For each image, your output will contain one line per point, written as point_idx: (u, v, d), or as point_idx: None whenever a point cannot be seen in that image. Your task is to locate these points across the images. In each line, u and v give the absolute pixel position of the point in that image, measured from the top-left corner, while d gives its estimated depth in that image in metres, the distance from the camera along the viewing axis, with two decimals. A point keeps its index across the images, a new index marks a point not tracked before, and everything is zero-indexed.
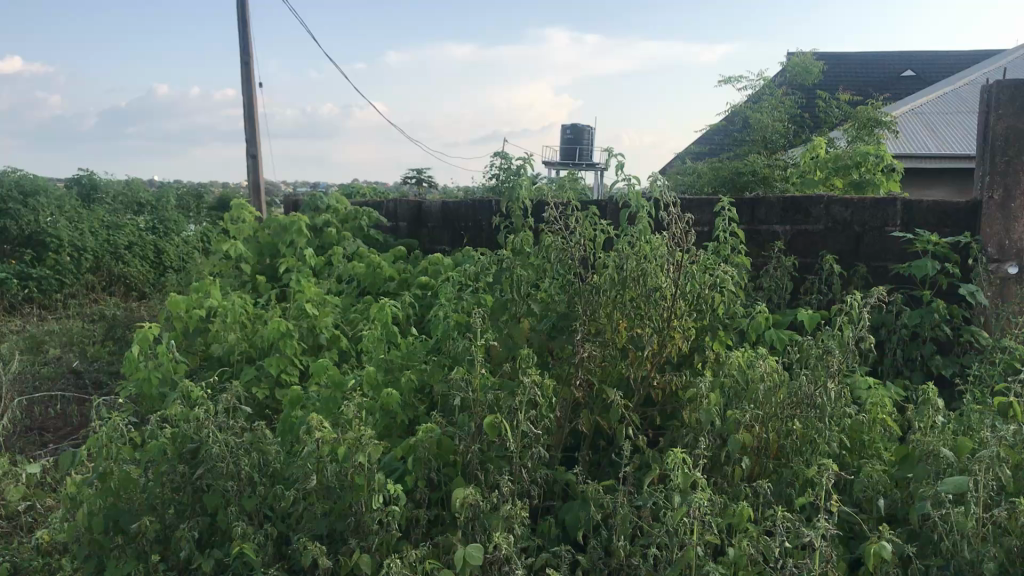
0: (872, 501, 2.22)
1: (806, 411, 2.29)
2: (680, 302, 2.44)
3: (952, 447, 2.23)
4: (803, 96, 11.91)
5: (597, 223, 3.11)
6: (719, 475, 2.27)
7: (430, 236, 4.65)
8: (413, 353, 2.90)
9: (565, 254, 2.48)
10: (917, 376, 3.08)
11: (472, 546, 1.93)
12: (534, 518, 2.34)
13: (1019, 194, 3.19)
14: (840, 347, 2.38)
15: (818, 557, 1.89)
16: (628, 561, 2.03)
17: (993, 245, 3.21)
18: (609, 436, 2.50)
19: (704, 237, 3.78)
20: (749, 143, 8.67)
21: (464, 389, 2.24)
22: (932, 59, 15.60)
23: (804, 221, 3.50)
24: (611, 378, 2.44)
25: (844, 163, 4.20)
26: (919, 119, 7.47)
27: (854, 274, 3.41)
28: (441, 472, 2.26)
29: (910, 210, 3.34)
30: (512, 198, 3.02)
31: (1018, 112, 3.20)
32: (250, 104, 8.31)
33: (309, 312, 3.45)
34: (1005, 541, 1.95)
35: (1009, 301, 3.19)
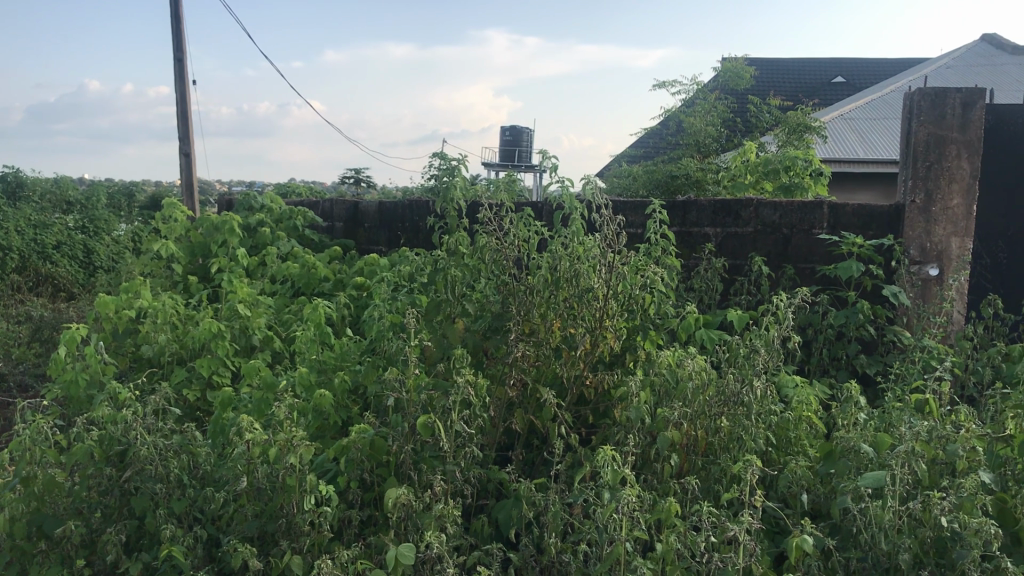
0: (796, 496, 2.28)
1: (733, 408, 2.35)
2: (612, 302, 2.48)
3: (872, 442, 2.30)
4: (736, 101, 12.14)
5: (532, 224, 3.14)
6: (649, 472, 2.31)
7: (366, 237, 4.62)
8: (347, 354, 2.89)
9: (500, 255, 2.51)
10: (841, 375, 3.17)
11: (405, 546, 1.94)
12: (468, 517, 2.35)
13: (939, 198, 3.31)
14: (766, 346, 2.44)
15: (741, 551, 1.94)
16: (559, 558, 2.05)
17: (914, 247, 3.32)
18: (542, 435, 2.53)
19: (637, 239, 3.84)
20: (684, 147, 8.81)
21: (397, 390, 2.23)
22: (860, 67, 16.02)
23: (734, 224, 3.57)
24: (544, 377, 2.47)
25: (773, 167, 4.30)
26: (847, 124, 7.67)
27: (782, 276, 3.49)
28: (374, 472, 2.26)
29: (835, 213, 3.44)
30: (448, 198, 3.03)
31: (938, 120, 3.32)
32: (184, 101, 8.16)
33: (241, 313, 3.41)
34: (920, 533, 2.01)
35: (929, 302, 3.31)
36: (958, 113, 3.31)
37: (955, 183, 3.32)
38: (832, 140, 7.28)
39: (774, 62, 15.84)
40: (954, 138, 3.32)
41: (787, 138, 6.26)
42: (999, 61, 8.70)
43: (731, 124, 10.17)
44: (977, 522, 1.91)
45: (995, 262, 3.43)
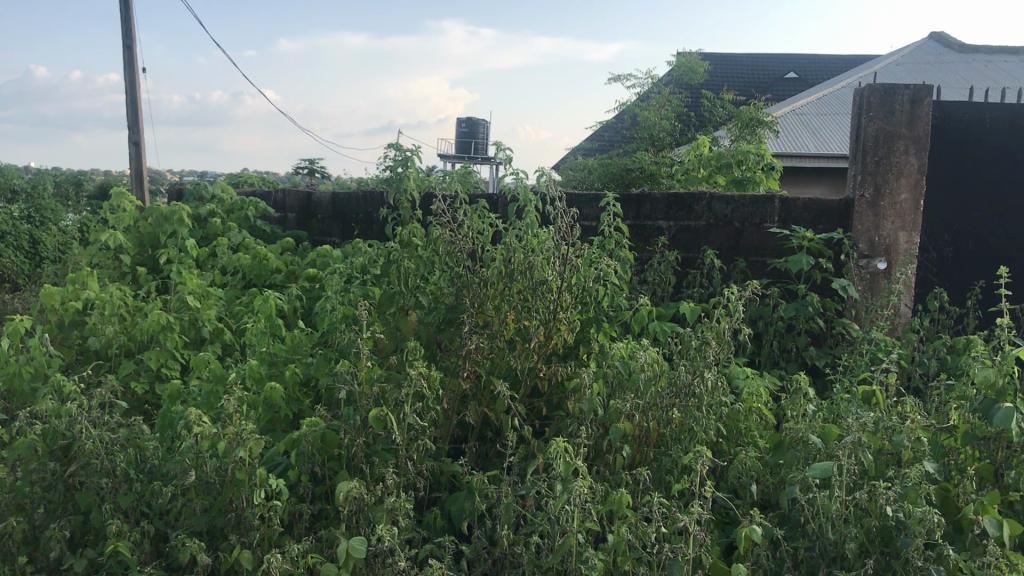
0: (746, 487, 2.30)
1: (685, 400, 2.36)
2: (566, 295, 2.48)
3: (820, 433, 2.33)
4: (690, 95, 12.23)
5: (486, 215, 3.13)
6: (601, 464, 2.32)
7: (319, 228, 4.57)
8: (299, 346, 2.86)
9: (454, 247, 2.45)
10: (792, 367, 3.21)
11: (356, 539, 1.92)
12: (420, 510, 2.34)
13: (888, 192, 3.36)
14: (717, 338, 2.46)
15: (691, 542, 1.95)
16: (512, 550, 2.05)
17: (863, 241, 3.37)
18: (496, 428, 2.52)
19: (591, 231, 3.85)
20: (638, 141, 8.85)
21: (349, 383, 2.21)
22: (813, 63, 16.23)
23: (687, 217, 3.59)
24: (498, 369, 2.47)
25: (726, 161, 4.34)
26: (799, 120, 7.76)
27: (733, 269, 3.53)
28: (326, 465, 2.24)
29: (787, 207, 3.48)
30: (401, 189, 3.01)
31: (887, 115, 3.36)
32: (133, 88, 8.01)
33: (191, 305, 3.36)
34: (866, 522, 2.04)
35: (877, 295, 3.36)
36: (906, 108, 3.36)
37: (904, 178, 3.37)
38: (784, 135, 7.37)
39: (728, 57, 15.98)
40: (903, 133, 3.37)
41: (740, 133, 6.32)
42: (947, 59, 8.87)
43: (685, 118, 10.25)
44: (921, 511, 1.94)
45: (941, 256, 3.50)
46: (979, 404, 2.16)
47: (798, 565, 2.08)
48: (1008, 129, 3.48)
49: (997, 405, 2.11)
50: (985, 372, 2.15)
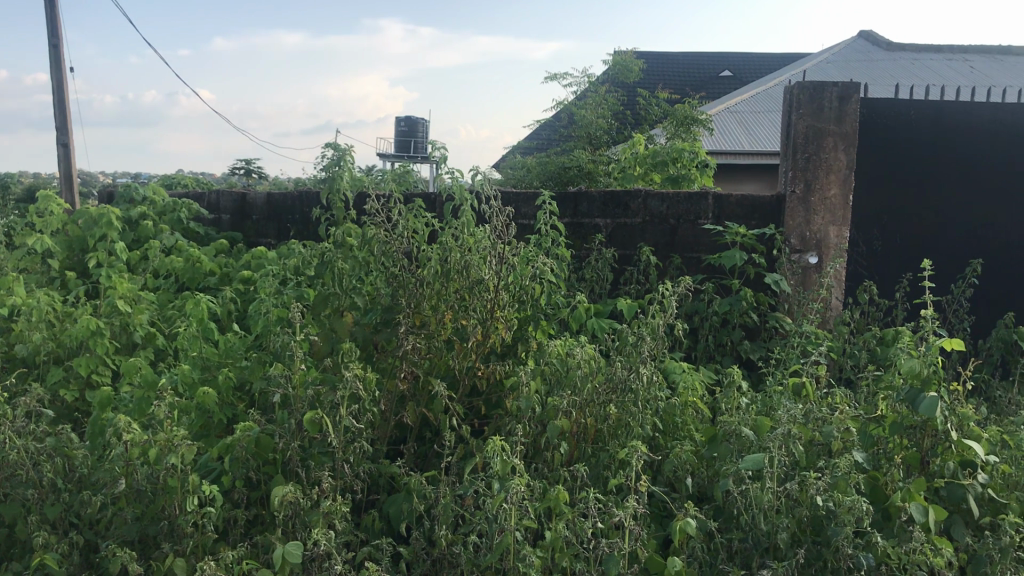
0: (681, 480, 2.32)
1: (621, 395, 2.38)
2: (503, 294, 2.48)
3: (753, 427, 2.36)
4: (626, 94, 12.33)
5: (421, 215, 3.11)
6: (539, 461, 2.32)
7: (254, 229, 4.51)
8: (233, 349, 2.81)
9: (390, 247, 2.43)
10: (726, 360, 3.25)
11: (291, 544, 1.90)
12: (358, 512, 2.32)
13: (818, 188, 3.43)
14: (652, 334, 2.48)
15: (628, 536, 1.97)
16: (450, 550, 2.04)
17: (795, 236, 3.44)
18: (435, 428, 2.51)
19: (528, 230, 3.85)
20: (576, 139, 8.89)
21: (283, 386, 2.18)
22: (746, 62, 16.51)
23: (623, 215, 3.62)
24: (436, 369, 2.46)
25: (661, 159, 4.38)
26: (732, 117, 7.87)
27: (669, 265, 3.57)
28: (260, 470, 2.20)
29: (720, 204, 3.53)
30: (335, 189, 2.97)
31: (816, 112, 3.42)
32: (61, 89, 7.81)
33: (121, 309, 3.28)
34: (797, 512, 2.07)
35: (809, 289, 3.43)
36: (834, 106, 3.43)
37: (833, 174, 3.44)
38: (718, 133, 7.48)
39: (664, 55, 16.16)
40: (832, 130, 3.43)
41: (675, 130, 6.40)
42: (875, 57, 9.09)
43: (621, 116, 10.34)
44: (849, 500, 1.99)
45: (870, 249, 3.57)
46: (905, 394, 2.22)
47: (732, 556, 2.11)
48: (933, 124, 3.56)
49: (922, 394, 2.17)
50: (910, 362, 2.21)
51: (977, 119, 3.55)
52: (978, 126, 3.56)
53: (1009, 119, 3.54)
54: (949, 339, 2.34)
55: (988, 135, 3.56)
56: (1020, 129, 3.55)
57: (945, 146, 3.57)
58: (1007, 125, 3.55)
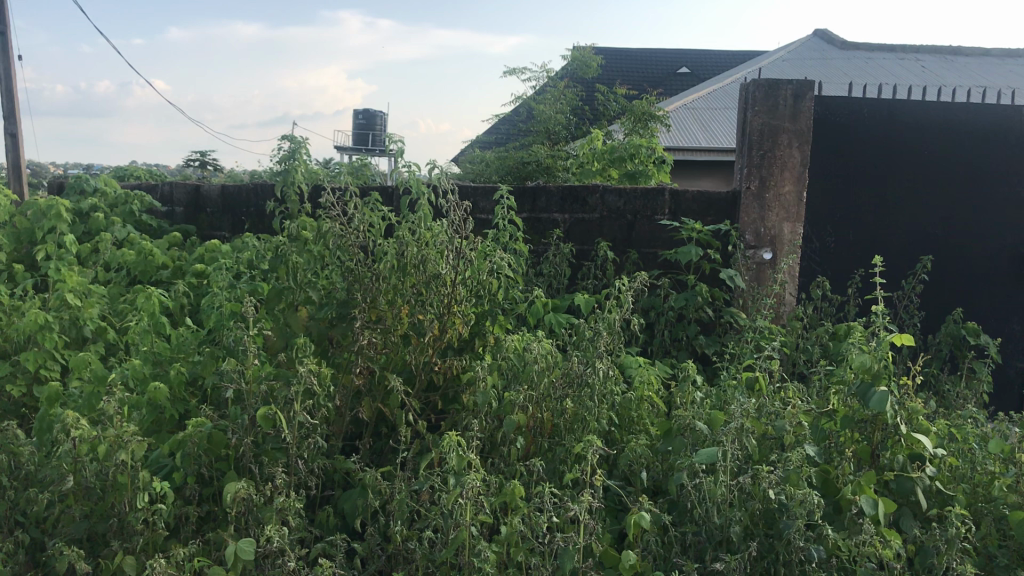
0: (636, 474, 2.33)
1: (577, 390, 2.38)
2: (460, 288, 2.47)
3: (707, 420, 2.37)
4: (585, 90, 12.35)
5: (378, 208, 3.09)
6: (495, 456, 2.31)
7: (208, 222, 4.44)
8: (185, 343, 2.76)
9: (346, 240, 2.41)
10: (682, 355, 3.27)
11: (244, 541, 1.88)
12: (312, 508, 2.29)
13: (772, 185, 3.46)
14: (609, 329, 2.49)
15: (582, 531, 1.97)
16: (405, 546, 2.03)
17: (750, 232, 3.47)
18: (390, 423, 2.49)
19: (486, 224, 3.84)
20: (534, 134, 8.89)
21: (236, 381, 2.15)
22: (704, 58, 16.64)
23: (581, 210, 3.62)
24: (392, 364, 2.44)
25: (619, 154, 4.40)
26: (690, 114, 7.92)
27: (626, 261, 3.58)
28: (213, 466, 2.17)
29: (677, 200, 3.55)
30: (289, 182, 2.93)
31: (772, 110, 3.46)
32: (9, 77, 7.63)
33: (70, 303, 3.21)
34: (750, 505, 2.09)
35: (763, 284, 3.46)
36: (789, 103, 3.46)
37: (787, 171, 3.47)
38: (675, 129, 7.52)
39: (622, 51, 16.23)
40: (786, 127, 3.47)
41: (633, 126, 6.43)
42: (829, 56, 9.21)
43: (580, 112, 10.37)
44: (802, 493, 2.01)
45: (823, 246, 3.61)
46: (856, 388, 2.24)
47: (686, 549, 2.13)
48: (888, 121, 3.60)
49: (873, 388, 2.20)
50: (861, 357, 2.24)
51: (931, 117, 3.61)
52: (932, 124, 3.61)
53: (961, 118, 3.61)
54: (898, 334, 2.37)
55: (941, 132, 3.61)
56: (972, 127, 3.61)
57: (900, 144, 3.61)
58: (958, 123, 3.61)
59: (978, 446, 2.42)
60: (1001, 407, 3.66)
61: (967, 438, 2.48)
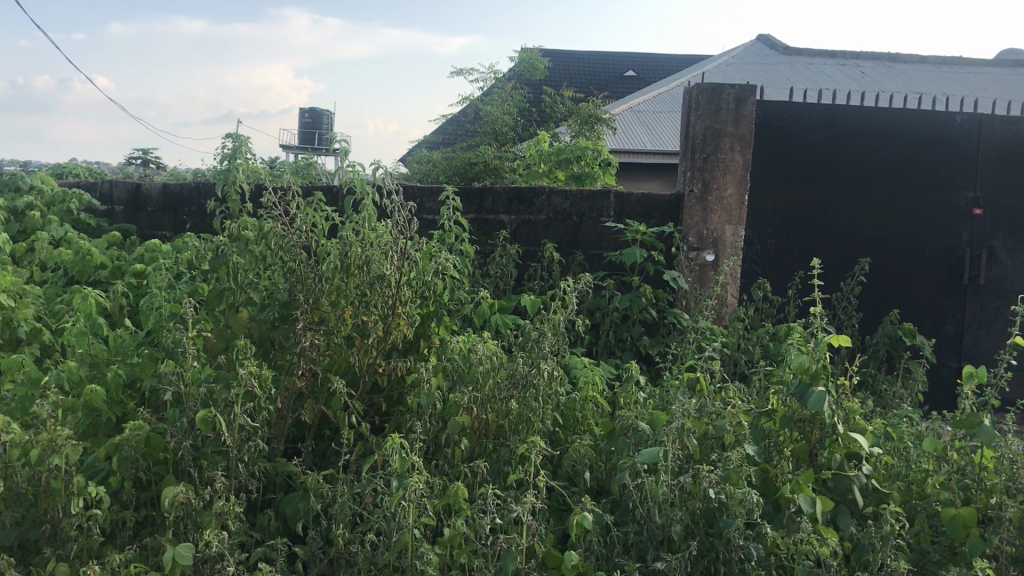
0: (580, 474, 2.34)
1: (522, 391, 2.38)
2: (404, 289, 2.46)
3: (649, 421, 2.39)
4: (532, 93, 12.40)
5: (322, 208, 3.05)
6: (439, 458, 2.31)
7: (149, 221, 4.36)
8: (123, 344, 2.70)
9: (288, 240, 2.38)
10: (627, 355, 3.29)
11: (182, 546, 1.85)
12: (253, 512, 2.26)
13: (715, 188, 3.50)
14: (553, 329, 2.50)
15: (525, 532, 1.97)
16: (347, 549, 2.01)
17: (693, 235, 3.51)
18: (333, 425, 2.47)
19: (432, 225, 3.83)
20: (481, 134, 8.88)
21: (175, 383, 2.10)
22: (650, 62, 16.79)
23: (528, 211, 3.63)
24: (336, 366, 2.41)
25: (565, 157, 4.41)
26: (636, 116, 7.97)
27: (571, 262, 3.60)
28: (151, 470, 2.12)
29: (621, 202, 3.59)
30: (230, 181, 2.88)
31: (714, 114, 3.50)
32: None
33: (3, 303, 3.12)
34: (691, 505, 2.11)
35: (706, 286, 3.50)
36: (731, 107, 3.51)
37: (730, 174, 3.52)
38: (622, 131, 7.57)
39: (570, 53, 16.30)
40: (729, 131, 3.52)
41: (580, 128, 6.45)
42: (772, 61, 9.34)
43: (527, 114, 10.38)
44: (741, 492, 2.03)
45: (765, 248, 3.67)
46: (795, 388, 2.28)
47: (627, 549, 2.14)
48: (826, 126, 3.68)
49: (811, 389, 2.23)
50: (800, 358, 2.27)
51: (869, 122, 3.68)
52: (870, 128, 3.69)
53: (897, 123, 3.69)
54: (836, 335, 2.41)
55: (878, 137, 3.69)
56: (909, 132, 3.69)
57: (838, 148, 3.69)
58: (894, 128, 3.69)
59: (913, 444, 2.47)
60: (934, 406, 3.75)
61: (902, 437, 2.53)
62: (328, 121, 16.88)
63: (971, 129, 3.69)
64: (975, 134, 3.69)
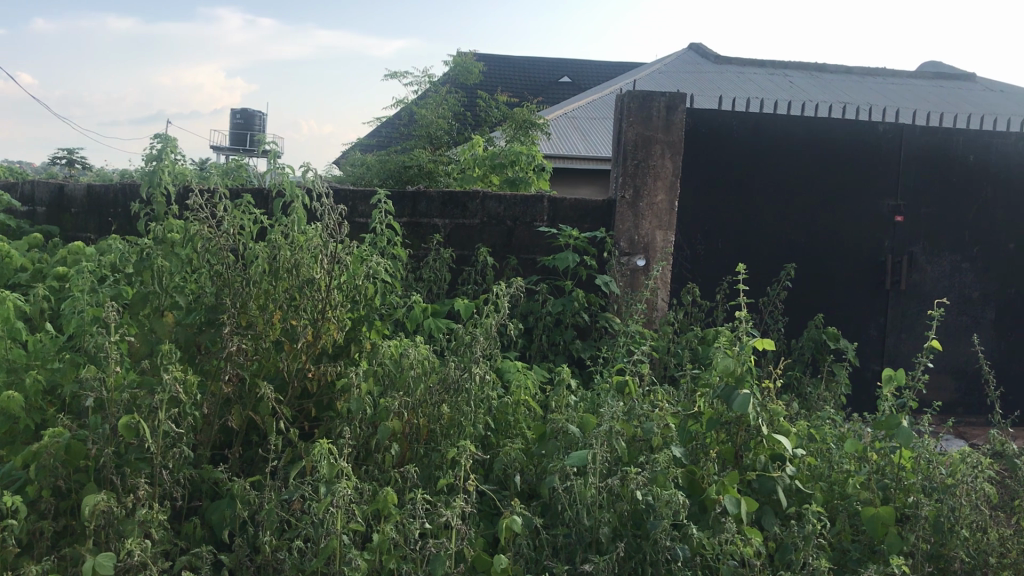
0: (511, 477, 2.35)
1: (452, 396, 2.38)
2: (335, 293, 2.45)
3: (579, 423, 2.41)
4: (466, 98, 12.42)
5: (251, 210, 3.01)
6: (368, 463, 2.30)
7: (72, 223, 4.25)
8: (42, 349, 2.62)
9: (215, 243, 2.33)
10: (559, 359, 3.31)
11: (103, 556, 1.81)
12: (179, 520, 2.22)
13: (646, 194, 3.55)
14: (485, 334, 2.50)
15: (454, 536, 1.97)
16: (274, 556, 1.99)
17: (624, 240, 3.55)
18: (262, 431, 2.43)
19: (365, 228, 3.80)
20: (415, 137, 8.84)
21: (96, 389, 2.05)
22: (584, 69, 16.94)
23: (461, 215, 3.63)
24: (264, 371, 2.38)
25: (500, 161, 4.43)
26: (570, 122, 8.03)
27: (505, 266, 3.61)
28: (71, 479, 2.07)
29: (555, 207, 3.62)
30: (155, 181, 2.82)
31: (645, 120, 3.55)
32: None
33: None
34: (619, 506, 2.13)
35: (636, 291, 3.54)
36: (662, 115, 3.56)
37: (660, 180, 3.57)
38: (556, 136, 7.62)
39: (506, 58, 16.35)
40: (659, 138, 3.57)
41: (514, 133, 6.47)
42: (703, 69, 9.51)
43: (462, 118, 10.38)
44: (668, 493, 2.06)
45: (694, 253, 3.73)
46: (721, 391, 2.32)
47: (557, 552, 2.15)
48: (754, 133, 3.75)
49: (736, 391, 2.28)
50: (726, 360, 2.32)
51: (795, 130, 3.77)
52: (796, 136, 3.77)
53: (821, 131, 3.78)
54: (760, 338, 2.47)
55: (804, 144, 3.78)
56: (833, 141, 3.79)
57: (765, 155, 3.77)
58: (819, 135, 3.78)
59: (835, 446, 2.54)
60: (857, 408, 3.85)
61: (825, 438, 2.59)
62: (260, 122, 16.66)
63: (892, 139, 3.80)
64: (895, 143, 3.81)
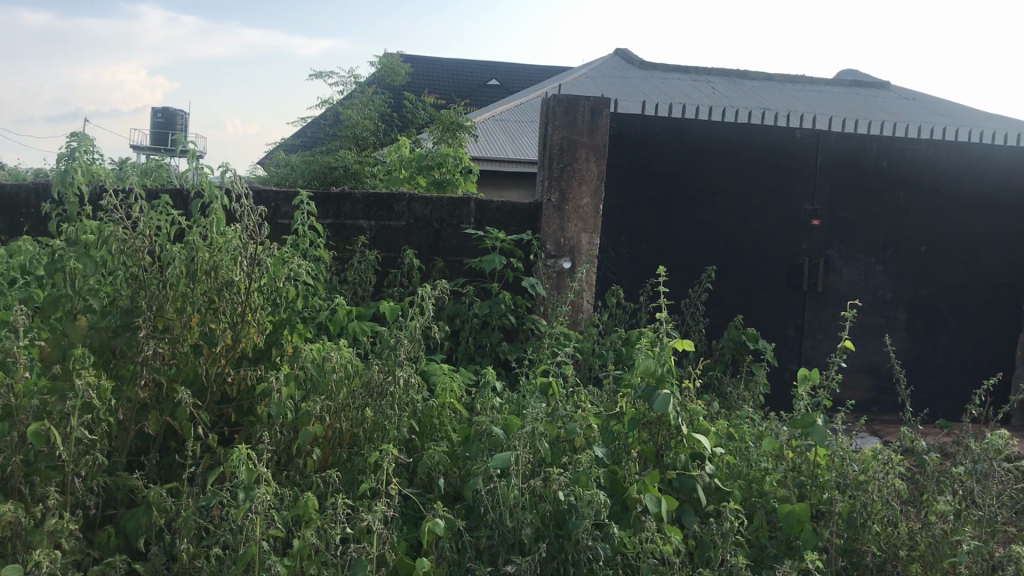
0: (435, 480, 2.34)
1: (375, 400, 2.36)
2: (255, 296, 2.40)
3: (503, 425, 2.42)
4: (393, 100, 12.37)
5: (168, 211, 2.94)
6: (289, 469, 2.27)
7: None
8: None
9: (130, 244, 2.25)
10: (485, 361, 3.30)
11: (9, 567, 1.74)
12: (92, 529, 2.16)
13: (571, 197, 3.58)
14: (409, 337, 2.48)
15: (375, 540, 1.95)
16: (191, 564, 1.94)
17: (550, 242, 3.57)
18: (180, 437, 2.38)
19: (288, 230, 3.74)
20: (341, 139, 8.75)
21: (3, 396, 1.98)
22: (512, 72, 17.00)
23: (387, 217, 3.61)
24: (182, 376, 2.33)
25: (426, 163, 4.41)
26: (498, 125, 8.05)
27: (432, 268, 3.60)
28: None
29: (482, 209, 3.62)
30: (67, 181, 2.73)
31: (570, 124, 3.57)
32: None
33: None
34: (542, 506, 2.13)
35: (562, 293, 3.56)
36: (587, 118, 3.59)
37: (585, 184, 3.60)
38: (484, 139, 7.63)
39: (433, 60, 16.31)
40: (584, 141, 3.59)
41: (441, 135, 6.45)
42: (629, 74, 9.62)
43: (389, 120, 10.33)
44: (589, 493, 2.07)
45: (618, 256, 3.77)
46: (642, 391, 2.35)
47: (479, 553, 2.14)
48: (676, 137, 3.82)
49: (656, 391, 2.31)
50: (647, 362, 2.35)
51: (716, 135, 3.84)
52: (718, 140, 3.84)
53: (742, 135, 3.86)
54: (681, 339, 2.50)
55: (725, 148, 3.85)
56: (753, 145, 3.87)
57: (687, 158, 3.83)
58: (739, 140, 3.86)
59: (754, 445, 2.58)
60: (775, 407, 3.94)
61: (744, 437, 2.64)
62: (182, 121, 16.31)
63: (810, 143, 3.89)
64: (813, 147, 3.90)
